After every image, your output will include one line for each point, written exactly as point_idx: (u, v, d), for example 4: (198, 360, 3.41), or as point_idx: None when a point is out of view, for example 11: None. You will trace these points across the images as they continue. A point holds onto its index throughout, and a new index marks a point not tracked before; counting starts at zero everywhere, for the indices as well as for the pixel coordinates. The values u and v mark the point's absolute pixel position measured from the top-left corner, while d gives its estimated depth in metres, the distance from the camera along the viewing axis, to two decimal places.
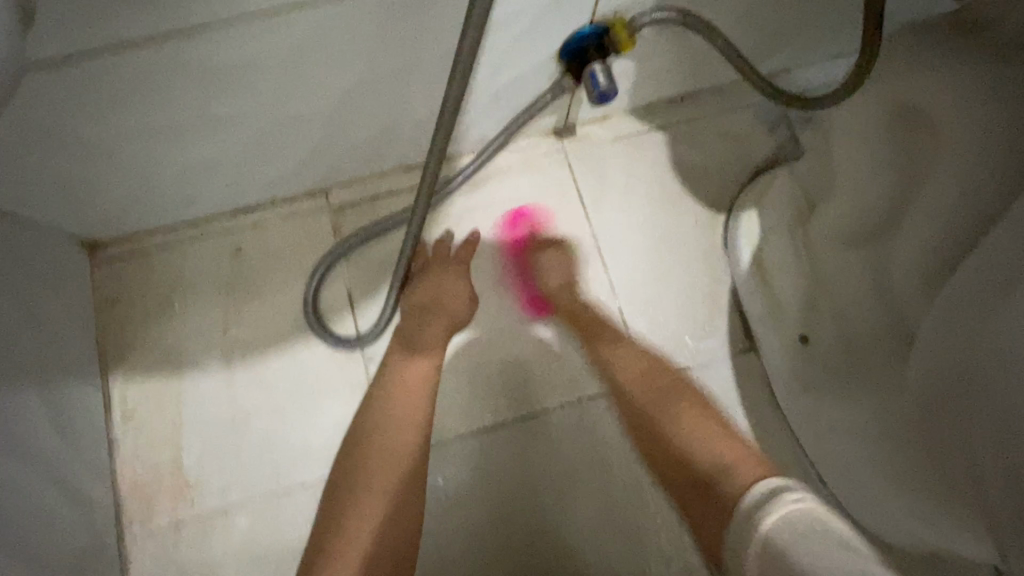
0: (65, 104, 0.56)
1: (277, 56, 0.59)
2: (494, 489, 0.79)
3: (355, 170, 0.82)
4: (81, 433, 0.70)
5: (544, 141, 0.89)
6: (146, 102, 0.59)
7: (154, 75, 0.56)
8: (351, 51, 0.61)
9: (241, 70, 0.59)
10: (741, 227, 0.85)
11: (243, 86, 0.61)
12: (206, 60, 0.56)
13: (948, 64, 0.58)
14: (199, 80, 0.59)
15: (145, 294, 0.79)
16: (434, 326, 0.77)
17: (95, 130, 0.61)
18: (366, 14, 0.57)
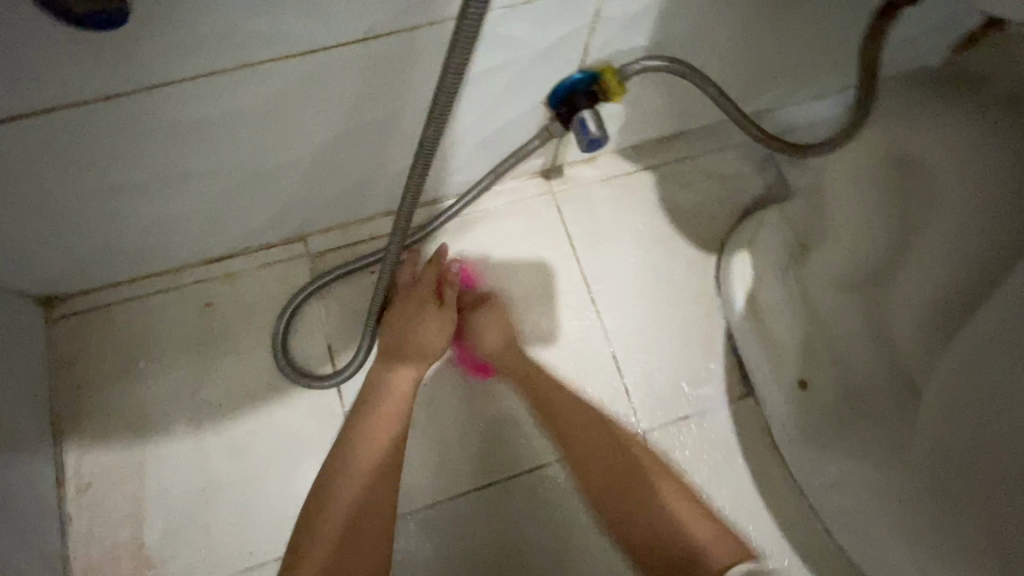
0: (16, 159, 0.52)
1: (253, 106, 0.55)
2: (486, 554, 0.74)
3: (336, 216, 0.78)
4: (29, 513, 0.63)
5: (532, 183, 0.87)
6: (109, 156, 0.55)
7: (117, 127, 0.52)
8: (331, 101, 0.58)
9: (211, 122, 0.55)
10: (733, 271, 0.80)
11: (216, 138, 0.58)
12: (175, 112, 0.52)
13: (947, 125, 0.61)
14: (168, 132, 0.55)
15: (105, 353, 0.73)
16: (406, 368, 0.72)
17: (51, 185, 0.56)
18: (347, 65, 0.54)
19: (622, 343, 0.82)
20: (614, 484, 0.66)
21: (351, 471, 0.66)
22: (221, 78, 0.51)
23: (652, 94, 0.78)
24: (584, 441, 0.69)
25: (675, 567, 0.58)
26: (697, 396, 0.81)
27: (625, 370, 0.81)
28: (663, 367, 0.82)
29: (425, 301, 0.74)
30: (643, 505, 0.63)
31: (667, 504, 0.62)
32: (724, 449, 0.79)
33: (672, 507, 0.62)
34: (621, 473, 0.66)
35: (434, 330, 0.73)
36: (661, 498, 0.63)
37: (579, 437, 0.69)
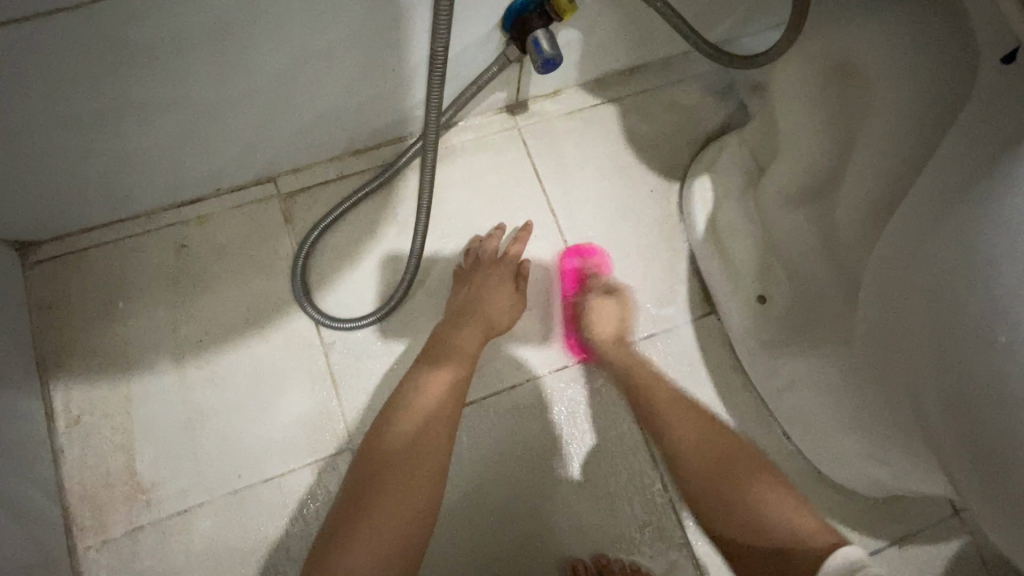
0: None
1: (205, 31, 0.56)
2: (465, 468, 0.77)
3: (302, 155, 0.80)
4: (21, 443, 0.66)
5: (496, 118, 0.89)
6: (66, 85, 0.56)
7: (71, 52, 0.53)
8: (284, 25, 0.59)
9: (161, 46, 0.56)
10: (694, 191, 0.86)
11: (169, 66, 0.58)
12: (129, 35, 0.53)
13: (870, 13, 0.59)
14: (123, 60, 0.56)
15: (83, 296, 0.76)
16: (472, 331, 0.75)
17: (13, 118, 0.57)
18: None
19: (589, 268, 0.85)
20: (710, 474, 0.66)
21: (409, 432, 0.67)
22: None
23: (611, 24, 0.79)
24: (684, 422, 0.71)
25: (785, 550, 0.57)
26: (661, 315, 0.84)
27: (591, 293, 0.84)
28: (629, 291, 0.85)
29: (502, 276, 0.79)
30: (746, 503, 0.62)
31: (762, 492, 0.62)
32: (688, 363, 0.83)
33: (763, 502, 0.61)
34: (721, 460, 0.66)
35: (502, 308, 0.77)
36: (763, 484, 0.63)
37: (687, 420, 0.71)
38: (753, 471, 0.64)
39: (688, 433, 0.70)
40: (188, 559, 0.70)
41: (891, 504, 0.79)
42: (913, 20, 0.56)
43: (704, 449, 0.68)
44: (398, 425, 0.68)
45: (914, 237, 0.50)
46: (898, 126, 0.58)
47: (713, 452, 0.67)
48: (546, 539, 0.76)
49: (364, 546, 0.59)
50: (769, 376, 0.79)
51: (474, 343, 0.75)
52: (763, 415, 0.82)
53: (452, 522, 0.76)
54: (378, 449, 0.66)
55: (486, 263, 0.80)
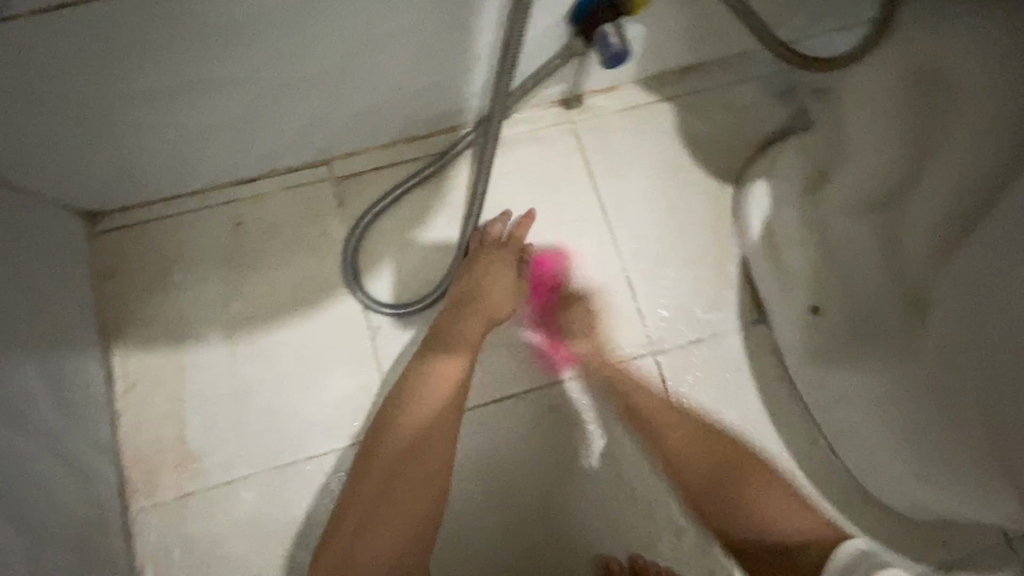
0: (60, 61, 0.54)
1: (278, 11, 0.56)
2: (504, 460, 0.78)
3: (357, 139, 0.81)
4: (84, 403, 0.69)
5: (550, 111, 0.88)
6: (142, 61, 0.57)
7: (147, 27, 0.54)
8: (353, 8, 0.59)
9: (237, 26, 0.57)
10: (751, 196, 0.84)
11: (239, 44, 0.59)
12: (204, 12, 0.54)
13: (965, 27, 0.59)
14: (197, 37, 0.56)
15: (143, 267, 0.78)
16: (474, 319, 0.73)
17: (90, 90, 0.59)
18: None
19: (637, 268, 0.84)
20: (705, 480, 0.72)
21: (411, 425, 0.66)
22: None
23: (677, 19, 0.77)
24: (696, 455, 0.74)
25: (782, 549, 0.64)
26: (709, 320, 0.83)
27: (638, 294, 0.83)
28: (677, 293, 0.83)
29: (505, 264, 0.76)
30: (742, 496, 0.70)
31: (768, 502, 0.68)
32: (734, 371, 0.81)
33: (772, 504, 0.67)
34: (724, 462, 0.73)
35: (502, 298, 0.75)
36: (778, 496, 0.68)
37: (675, 424, 0.77)
38: (766, 481, 0.71)
39: (681, 437, 0.75)
40: (233, 528, 0.72)
41: (942, 531, 0.76)
42: (1006, 33, 0.56)
43: (699, 454, 0.74)
44: (400, 422, 0.66)
45: (1013, 258, 0.49)
46: (988, 136, 0.56)
47: (708, 463, 0.73)
48: (581, 537, 0.76)
49: (378, 549, 0.59)
50: (820, 390, 0.77)
51: (477, 331, 0.73)
52: (811, 429, 0.80)
53: (486, 513, 0.76)
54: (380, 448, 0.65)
55: (488, 249, 0.78)
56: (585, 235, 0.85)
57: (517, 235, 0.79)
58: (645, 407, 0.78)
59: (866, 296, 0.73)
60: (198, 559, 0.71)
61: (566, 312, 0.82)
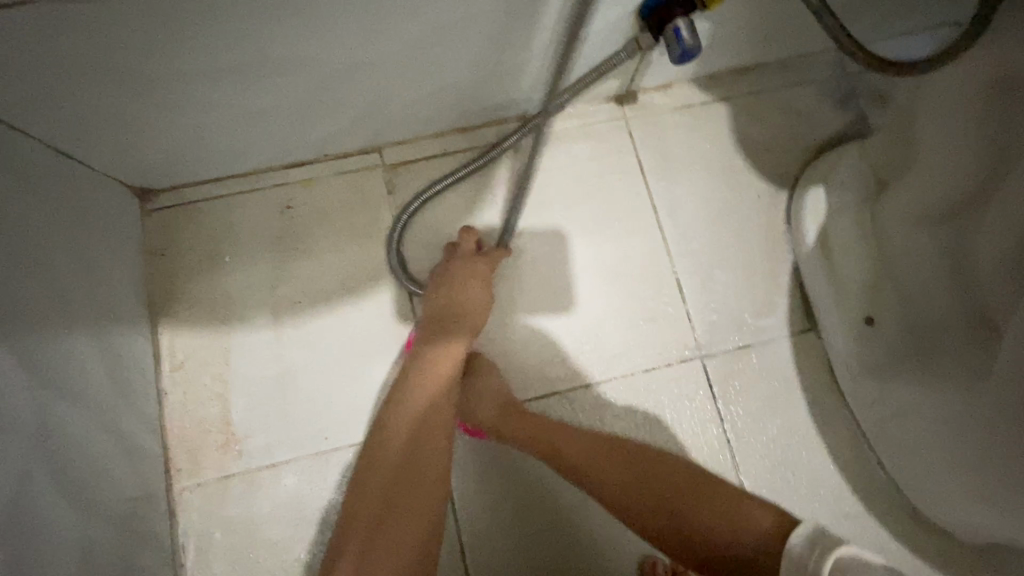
0: (131, 45, 0.53)
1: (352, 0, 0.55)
2: (545, 456, 0.77)
3: (410, 127, 0.80)
4: (133, 381, 0.69)
5: (604, 107, 0.86)
6: (210, 47, 0.56)
7: (219, 13, 0.52)
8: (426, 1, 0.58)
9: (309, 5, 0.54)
10: (806, 203, 0.82)
11: (307, 32, 0.58)
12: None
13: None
14: (268, 24, 0.55)
15: (193, 246, 0.78)
16: (457, 333, 0.72)
17: (156, 74, 0.58)
18: None
19: (686, 270, 0.83)
20: (659, 518, 0.60)
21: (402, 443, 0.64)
22: None
23: (743, 16, 0.75)
24: (621, 473, 0.63)
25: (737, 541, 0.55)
26: (758, 326, 0.81)
27: (686, 296, 0.82)
28: (726, 298, 0.82)
29: (480, 275, 0.75)
30: (691, 519, 0.58)
31: (760, 517, 0.56)
32: (781, 379, 0.80)
33: (741, 511, 0.57)
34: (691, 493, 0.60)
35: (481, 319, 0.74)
36: (741, 507, 0.57)
37: (579, 444, 0.67)
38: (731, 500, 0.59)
39: (588, 443, 0.67)
40: (275, 511, 0.72)
41: (991, 554, 0.75)
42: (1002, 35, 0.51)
43: (638, 496, 0.62)
44: (390, 435, 0.65)
45: None
46: None
47: (660, 499, 0.61)
48: (621, 539, 0.75)
49: (385, 568, 0.56)
50: (872, 403, 0.75)
51: (460, 343, 0.71)
52: (859, 442, 0.79)
53: (523, 510, 0.75)
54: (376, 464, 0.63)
55: (460, 261, 0.76)
56: (634, 234, 0.84)
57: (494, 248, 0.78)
58: (571, 451, 0.66)
59: (929, 310, 0.72)
60: (239, 541, 0.71)
61: (612, 311, 0.81)
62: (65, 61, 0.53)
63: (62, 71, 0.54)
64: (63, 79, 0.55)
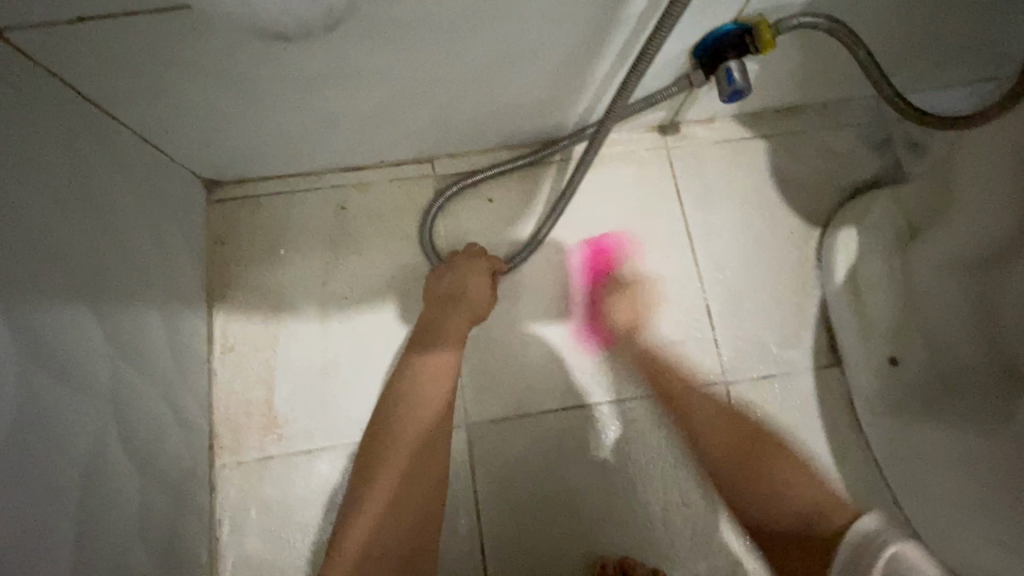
0: (226, 61, 0.58)
1: (432, 33, 0.59)
2: (571, 465, 0.80)
3: (465, 142, 0.84)
4: (189, 360, 0.73)
5: (648, 135, 0.90)
6: (295, 65, 0.60)
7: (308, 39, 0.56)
8: (497, 35, 0.62)
9: (393, 30, 0.57)
10: (837, 242, 0.85)
11: (385, 57, 0.62)
12: (364, 31, 0.57)
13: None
14: (352, 50, 0.59)
15: (252, 237, 0.82)
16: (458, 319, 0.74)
17: (242, 87, 0.63)
18: (522, 3, 0.57)
19: (717, 296, 0.86)
20: (732, 453, 0.71)
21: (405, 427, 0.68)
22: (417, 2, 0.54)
23: (794, 58, 0.79)
24: (704, 424, 0.76)
25: (805, 518, 0.60)
26: (783, 358, 0.84)
27: (715, 322, 0.85)
28: (754, 328, 0.85)
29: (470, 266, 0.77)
30: (766, 488, 0.66)
31: (789, 479, 0.66)
32: (803, 411, 0.82)
33: (804, 487, 0.64)
34: (744, 451, 0.71)
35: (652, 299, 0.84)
36: (786, 464, 0.69)
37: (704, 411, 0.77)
38: (779, 453, 0.70)
39: (709, 429, 0.75)
40: (308, 495, 0.75)
41: None
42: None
43: (718, 437, 0.73)
44: (395, 436, 0.67)
45: None
46: None
47: (726, 440, 0.73)
48: (636, 554, 0.77)
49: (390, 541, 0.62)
50: (892, 443, 0.77)
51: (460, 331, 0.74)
52: (874, 480, 0.80)
53: (537, 520, 0.78)
54: (379, 460, 0.66)
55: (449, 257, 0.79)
56: (668, 258, 0.87)
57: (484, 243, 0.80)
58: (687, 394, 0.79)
59: (951, 358, 0.72)
60: (271, 520, 0.74)
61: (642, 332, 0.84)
62: (166, 69, 0.58)
63: (161, 76, 0.59)
64: (159, 83, 0.60)
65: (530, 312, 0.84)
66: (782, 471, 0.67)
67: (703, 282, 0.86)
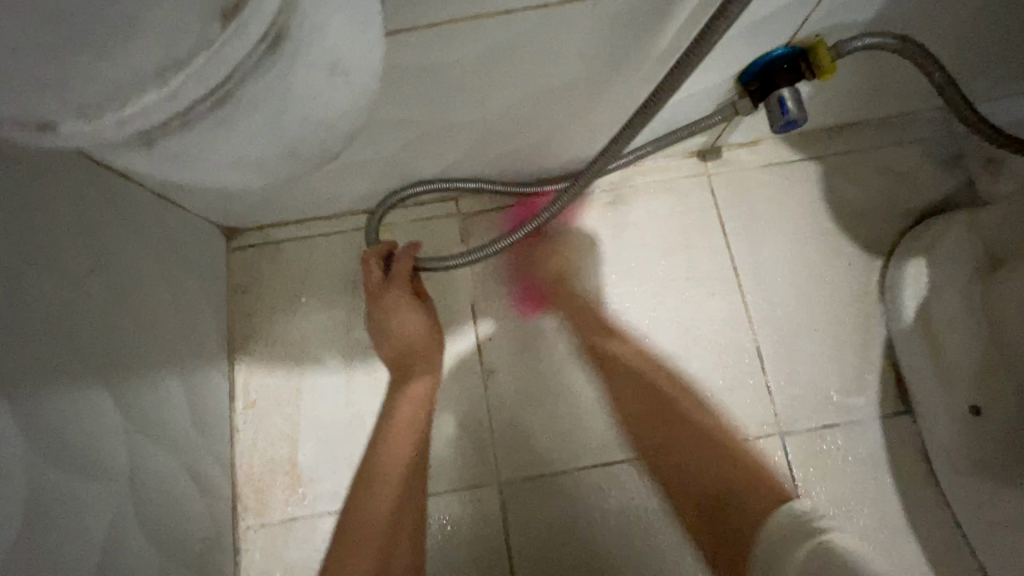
0: None
1: (457, 75, 0.54)
2: (612, 524, 0.74)
3: (490, 178, 0.79)
4: (211, 421, 0.71)
5: (686, 161, 0.84)
6: None
7: None
8: (524, 73, 0.57)
9: (413, 75, 0.53)
10: (905, 277, 0.76)
11: (404, 101, 0.57)
12: (383, 77, 0.52)
13: None
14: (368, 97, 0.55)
15: (273, 286, 0.80)
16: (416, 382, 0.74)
17: None
18: (553, 39, 0.52)
19: (768, 337, 0.78)
20: (649, 426, 0.72)
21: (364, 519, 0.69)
22: (439, 45, 0.49)
23: (853, 74, 0.71)
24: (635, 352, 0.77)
25: (726, 499, 0.61)
26: (846, 407, 0.76)
27: (766, 366, 0.77)
28: (811, 372, 0.77)
29: (402, 302, 0.74)
30: (677, 461, 0.69)
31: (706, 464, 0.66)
32: (870, 466, 0.74)
33: (702, 453, 0.67)
34: (651, 423, 0.72)
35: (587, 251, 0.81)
36: (694, 429, 0.69)
37: (637, 341, 0.78)
38: (688, 424, 0.70)
39: (635, 356, 0.77)
40: None
41: None
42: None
43: (636, 406, 0.74)
44: (376, 527, 0.68)
45: None
46: None
47: (638, 412, 0.74)
48: None
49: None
50: (977, 505, 0.68)
51: (422, 389, 0.74)
52: (957, 544, 0.71)
53: None
54: (353, 536, 0.68)
55: (375, 296, 0.75)
56: (711, 294, 0.80)
57: (399, 268, 0.75)
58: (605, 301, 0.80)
59: None
60: None
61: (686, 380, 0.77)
62: None
63: None
64: None
65: (560, 355, 0.79)
66: (680, 449, 0.68)
67: (751, 320, 0.79)
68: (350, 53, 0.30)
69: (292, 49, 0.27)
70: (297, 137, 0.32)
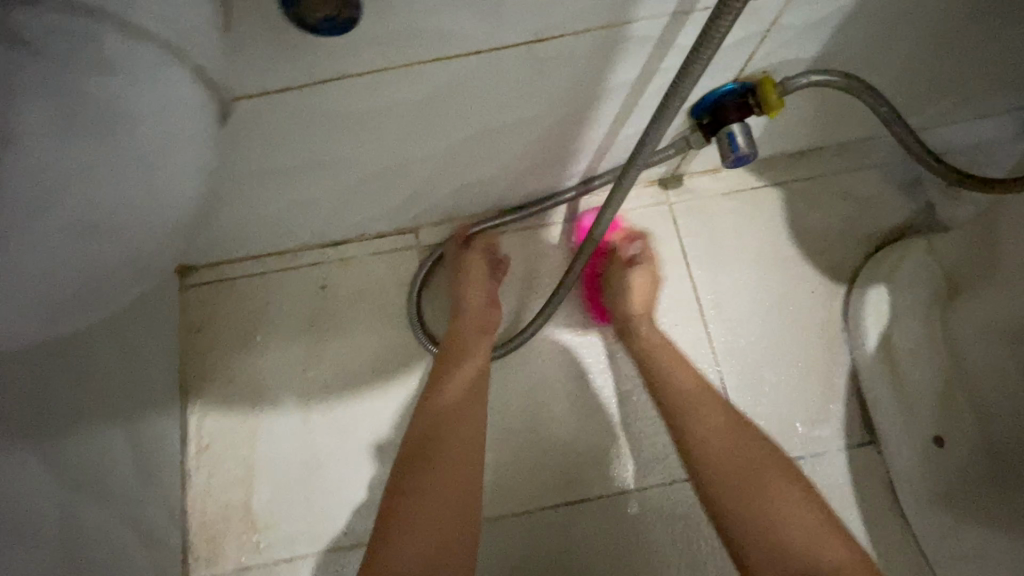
0: None
1: (399, 117, 0.53)
2: (575, 564, 0.72)
3: (450, 210, 0.78)
4: (160, 469, 0.69)
5: (648, 190, 0.83)
6: (250, 161, 0.55)
7: (259, 138, 0.51)
8: (469, 115, 0.56)
9: (351, 119, 0.52)
10: (867, 304, 0.76)
11: (346, 143, 0.56)
12: (318, 123, 0.51)
13: None
14: (307, 141, 0.54)
15: (227, 325, 0.78)
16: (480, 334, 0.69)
17: None
18: (494, 83, 0.51)
19: (732, 367, 0.78)
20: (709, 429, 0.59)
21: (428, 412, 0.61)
22: (373, 91, 0.48)
23: (808, 104, 0.71)
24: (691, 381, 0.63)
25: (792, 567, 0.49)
26: (811, 438, 0.75)
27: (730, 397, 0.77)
28: (775, 402, 0.76)
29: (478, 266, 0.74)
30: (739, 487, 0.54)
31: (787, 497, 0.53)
32: (835, 498, 0.73)
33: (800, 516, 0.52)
34: (730, 437, 0.58)
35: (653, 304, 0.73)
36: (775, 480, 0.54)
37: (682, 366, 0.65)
38: (758, 438, 0.58)
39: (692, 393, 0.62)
40: None
41: None
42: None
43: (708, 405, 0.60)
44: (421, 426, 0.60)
45: None
46: None
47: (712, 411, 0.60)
48: None
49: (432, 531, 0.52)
50: (940, 537, 0.68)
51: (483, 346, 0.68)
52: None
53: None
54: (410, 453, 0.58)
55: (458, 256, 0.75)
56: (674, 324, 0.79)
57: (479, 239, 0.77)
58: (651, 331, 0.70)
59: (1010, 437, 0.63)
60: None
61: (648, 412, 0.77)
62: None
63: None
64: None
65: (523, 391, 0.77)
66: (759, 490, 0.54)
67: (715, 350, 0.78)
68: (157, 172, 0.28)
69: (61, 173, 0.25)
70: (120, 261, 0.30)
